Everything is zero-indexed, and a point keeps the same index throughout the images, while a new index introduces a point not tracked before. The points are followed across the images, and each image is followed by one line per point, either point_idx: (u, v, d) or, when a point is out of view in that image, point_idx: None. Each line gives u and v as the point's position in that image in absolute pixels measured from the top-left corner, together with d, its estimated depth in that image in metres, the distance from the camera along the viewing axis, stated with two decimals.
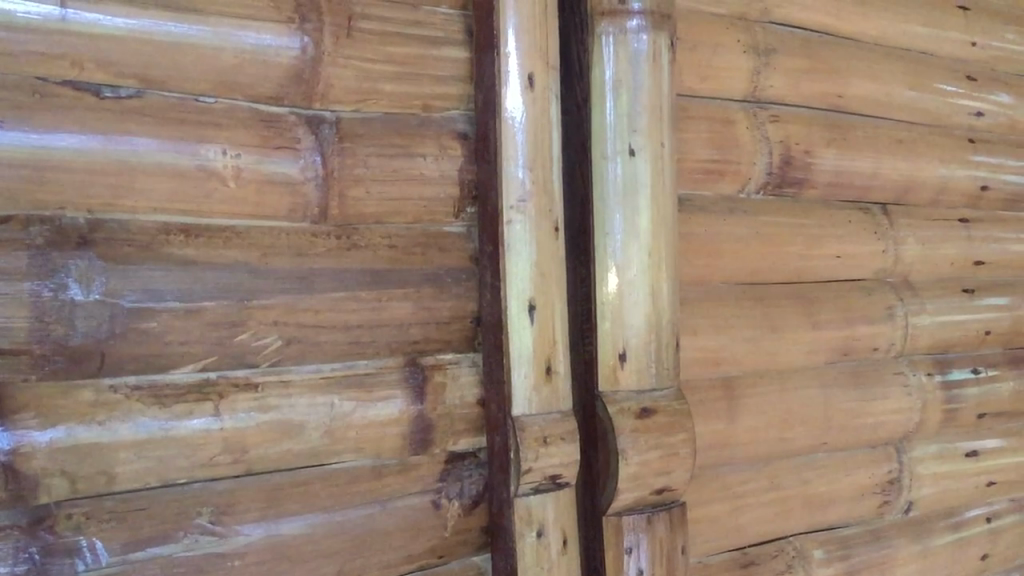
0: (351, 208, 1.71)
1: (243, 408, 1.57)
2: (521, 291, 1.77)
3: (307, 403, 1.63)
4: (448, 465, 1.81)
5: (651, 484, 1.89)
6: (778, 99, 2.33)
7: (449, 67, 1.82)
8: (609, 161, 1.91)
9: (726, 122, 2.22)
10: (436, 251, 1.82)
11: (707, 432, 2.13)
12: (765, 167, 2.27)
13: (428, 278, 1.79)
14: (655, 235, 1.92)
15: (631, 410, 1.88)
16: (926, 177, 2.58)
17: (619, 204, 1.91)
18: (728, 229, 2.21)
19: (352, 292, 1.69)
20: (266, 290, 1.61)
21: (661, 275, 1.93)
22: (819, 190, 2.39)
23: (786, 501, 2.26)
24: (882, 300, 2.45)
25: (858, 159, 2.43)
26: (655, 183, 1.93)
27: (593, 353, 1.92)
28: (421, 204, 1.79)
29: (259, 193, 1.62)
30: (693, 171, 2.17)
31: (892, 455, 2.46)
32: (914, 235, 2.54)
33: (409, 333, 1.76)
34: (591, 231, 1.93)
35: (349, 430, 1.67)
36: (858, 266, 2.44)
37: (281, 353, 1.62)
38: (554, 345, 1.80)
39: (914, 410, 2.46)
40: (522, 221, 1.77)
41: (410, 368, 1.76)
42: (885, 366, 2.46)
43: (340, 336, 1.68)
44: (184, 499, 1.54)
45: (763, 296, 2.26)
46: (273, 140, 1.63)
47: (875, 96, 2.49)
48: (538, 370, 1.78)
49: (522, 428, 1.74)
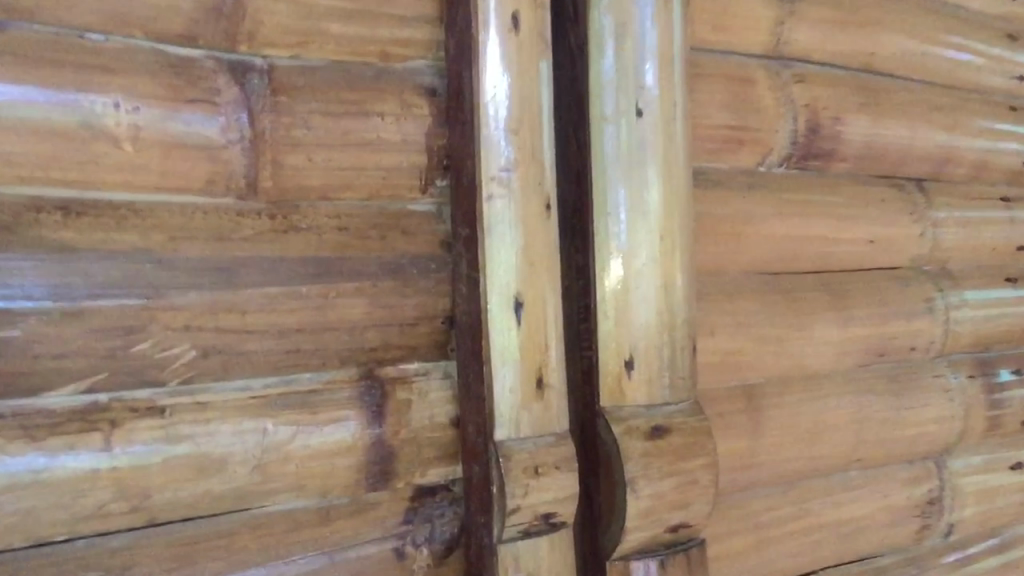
0: (288, 180, 1.35)
1: (142, 440, 1.20)
2: (505, 284, 1.42)
3: (230, 432, 1.27)
4: (415, 504, 1.45)
5: (664, 521, 1.54)
6: (803, 56, 1.98)
7: (412, 5, 1.46)
8: (610, 122, 1.56)
9: (746, 81, 1.86)
10: (398, 234, 1.45)
11: (727, 451, 1.78)
12: (789, 135, 1.92)
13: (387, 268, 1.43)
14: (667, 215, 1.58)
15: (642, 431, 1.53)
16: (964, 150, 2.24)
17: (622, 175, 1.56)
18: (748, 208, 1.86)
19: (288, 288, 1.32)
20: (174, 285, 1.24)
21: (675, 263, 1.58)
22: (848, 164, 2.04)
23: (816, 529, 1.92)
24: (920, 292, 2.11)
25: (892, 127, 2.09)
26: (665, 153, 1.58)
27: (593, 361, 1.57)
28: (379, 176, 1.43)
29: (165, 159, 1.25)
30: (709, 139, 1.82)
31: (932, 472, 2.12)
32: (952, 216, 2.21)
33: (364, 339, 1.40)
34: (588, 208, 1.57)
35: (287, 465, 1.31)
36: (893, 252, 2.10)
37: (195, 367, 1.26)
38: (546, 352, 1.46)
39: (956, 418, 2.13)
40: (504, 198, 1.42)
41: (366, 383, 1.40)
42: (923, 368, 2.13)
43: (274, 344, 1.32)
44: (64, 562, 1.17)
45: (788, 289, 1.91)
46: (182, 90, 1.26)
47: (909, 55, 2.15)
48: (527, 382, 1.43)
49: (506, 456, 1.39)
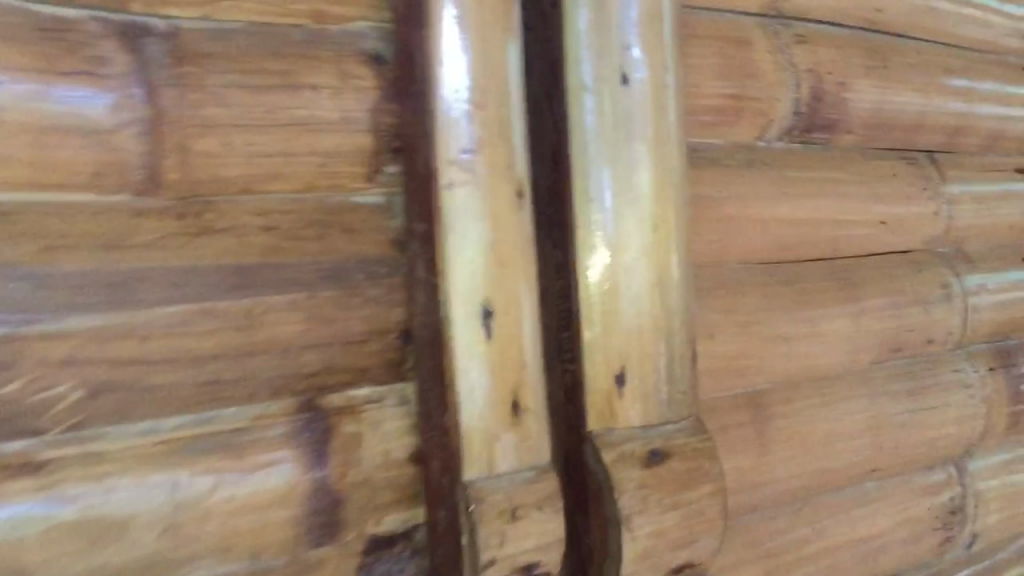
0: (199, 171, 1.09)
1: (15, 504, 0.96)
2: (471, 291, 1.18)
3: (131, 488, 1.02)
4: (369, 558, 1.21)
5: (667, 562, 1.31)
6: (805, 14, 1.74)
7: None
8: (590, 92, 1.30)
9: (742, 43, 1.61)
10: (340, 232, 1.20)
11: (732, 471, 1.55)
12: (791, 104, 1.68)
13: (328, 275, 1.18)
14: (659, 202, 1.34)
15: (637, 457, 1.30)
16: (979, 118, 2.02)
17: (606, 156, 1.31)
18: (748, 190, 1.62)
19: (202, 305, 1.08)
20: (51, 308, 1.00)
21: (671, 259, 1.35)
22: (857, 136, 1.81)
23: (831, 551, 1.70)
24: (936, 278, 1.89)
25: (902, 94, 1.86)
26: (655, 129, 1.33)
27: (579, 377, 1.31)
28: (315, 163, 1.17)
29: (35, 149, 0.99)
30: (702, 111, 1.57)
31: (952, 477, 1.91)
32: (968, 192, 1.99)
33: (300, 363, 1.15)
34: (568, 195, 1.31)
35: (207, 524, 1.07)
36: (906, 234, 1.87)
37: (83, 410, 1.02)
38: (523, 370, 1.22)
39: (977, 417, 1.92)
40: (467, 187, 1.18)
41: (306, 416, 1.15)
42: (942, 363, 1.91)
43: (185, 375, 1.07)
44: None
45: (794, 280, 1.68)
46: (56, 60, 0.99)
47: (919, 12, 1.91)
48: (501, 409, 1.19)
49: (477, 499, 1.15)
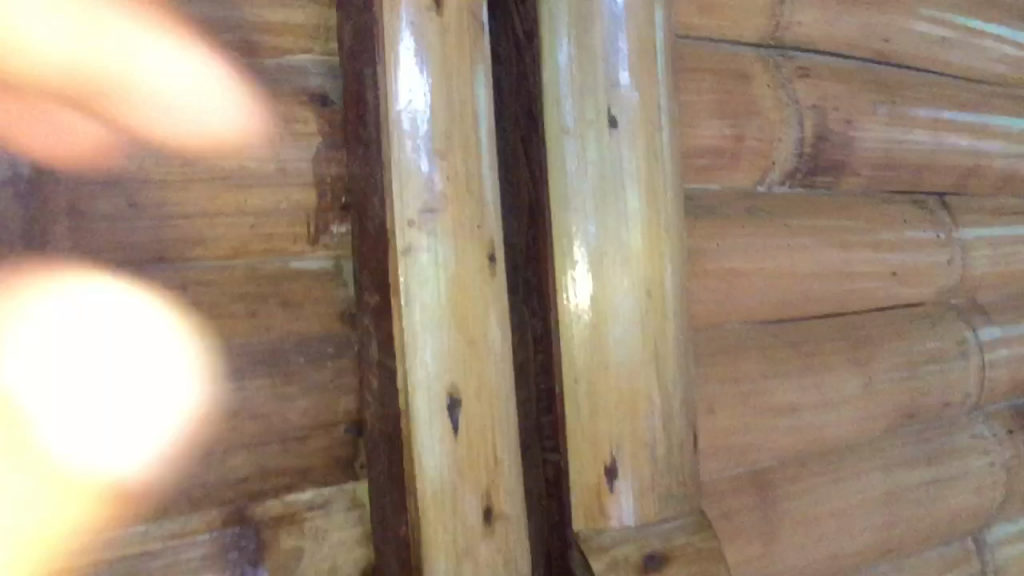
0: (96, 239, 0.90)
1: None
2: (433, 377, 0.99)
3: None
4: None
5: None
6: (807, 44, 1.57)
7: None
8: (572, 133, 1.12)
9: (740, 77, 1.44)
10: (277, 306, 1.00)
11: (737, 563, 1.36)
12: (794, 145, 1.51)
13: (261, 359, 0.99)
14: (654, 263, 1.15)
15: (630, 564, 1.10)
16: (991, 157, 1.85)
17: (590, 207, 1.12)
18: (749, 241, 1.44)
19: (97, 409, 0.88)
20: None
21: (667, 329, 1.16)
22: (864, 178, 1.64)
23: None
24: (952, 333, 1.72)
25: (912, 131, 1.69)
26: (648, 174, 1.15)
27: (564, 469, 1.12)
28: (248, 224, 0.99)
29: None
30: (697, 154, 1.40)
31: (972, 553, 1.73)
32: (982, 237, 1.82)
33: (225, 468, 0.96)
34: (547, 253, 1.12)
35: None
36: (920, 285, 1.70)
37: None
38: (497, 468, 1.03)
39: (998, 486, 1.74)
40: (429, 252, 0.99)
41: (234, 530, 0.96)
42: (958, 427, 1.73)
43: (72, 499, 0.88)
44: None
45: (800, 342, 1.50)
46: None
47: (926, 43, 1.75)
48: (470, 516, 1.00)
49: None
